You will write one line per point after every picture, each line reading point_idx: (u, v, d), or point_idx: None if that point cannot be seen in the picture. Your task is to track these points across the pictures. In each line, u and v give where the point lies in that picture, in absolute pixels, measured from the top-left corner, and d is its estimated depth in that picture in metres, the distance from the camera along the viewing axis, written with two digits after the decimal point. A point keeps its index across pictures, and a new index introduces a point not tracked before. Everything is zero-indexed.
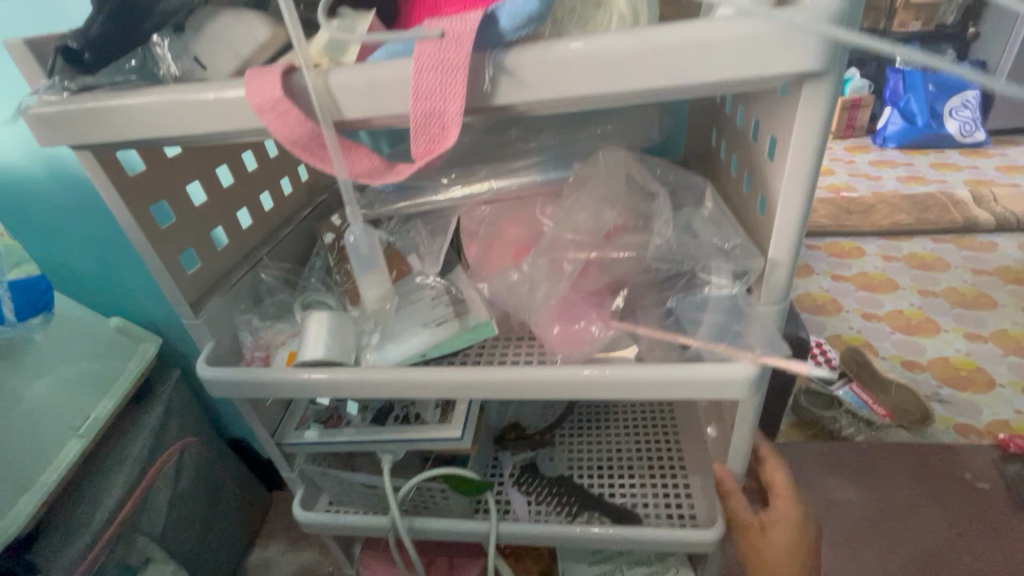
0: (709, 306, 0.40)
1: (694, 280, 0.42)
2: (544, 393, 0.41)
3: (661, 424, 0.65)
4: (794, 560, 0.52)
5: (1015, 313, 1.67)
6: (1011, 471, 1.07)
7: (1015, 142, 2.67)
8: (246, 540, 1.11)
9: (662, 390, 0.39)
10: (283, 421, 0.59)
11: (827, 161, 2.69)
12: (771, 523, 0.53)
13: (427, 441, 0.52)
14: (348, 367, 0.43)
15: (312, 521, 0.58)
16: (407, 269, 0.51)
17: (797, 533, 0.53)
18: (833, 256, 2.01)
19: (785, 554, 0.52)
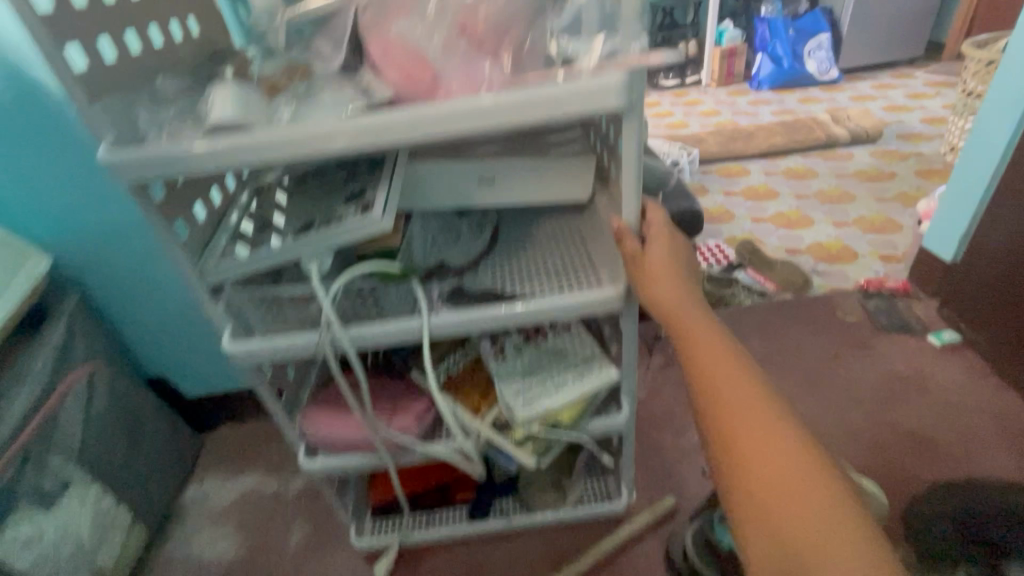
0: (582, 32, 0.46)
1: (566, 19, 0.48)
2: (451, 128, 0.45)
3: (573, 239, 0.73)
4: (670, 267, 0.55)
5: (871, 203, 1.93)
6: (873, 304, 1.25)
7: (862, 76, 3.05)
8: (178, 477, 1.05)
9: (551, 109, 0.44)
10: (204, 254, 0.59)
11: (712, 103, 2.94)
12: (650, 240, 0.57)
13: (352, 233, 0.54)
14: (262, 129, 0.46)
15: (243, 350, 0.58)
16: (312, 72, 0.53)
17: (677, 253, 0.57)
18: (724, 178, 2.22)
19: (664, 263, 0.55)
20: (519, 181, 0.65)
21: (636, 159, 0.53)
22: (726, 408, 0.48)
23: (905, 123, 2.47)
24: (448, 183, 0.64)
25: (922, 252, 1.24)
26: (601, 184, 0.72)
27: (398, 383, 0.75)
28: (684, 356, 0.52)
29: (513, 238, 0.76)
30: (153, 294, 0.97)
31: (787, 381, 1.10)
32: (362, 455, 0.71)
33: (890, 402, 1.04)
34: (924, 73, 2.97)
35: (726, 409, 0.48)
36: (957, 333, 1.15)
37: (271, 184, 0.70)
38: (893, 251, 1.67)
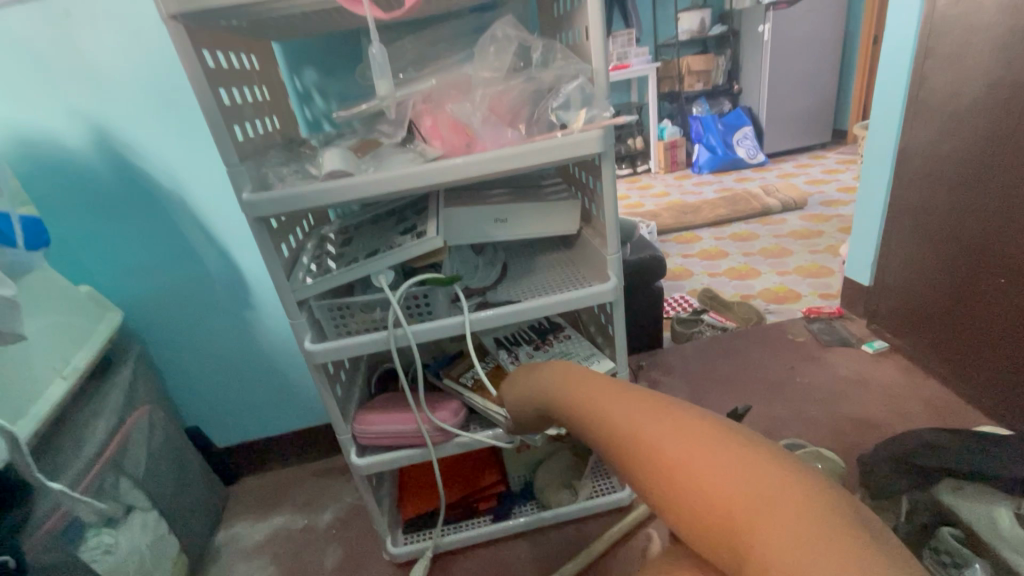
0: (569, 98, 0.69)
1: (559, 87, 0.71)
2: (490, 167, 0.67)
3: (567, 266, 0.94)
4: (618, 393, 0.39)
5: (806, 255, 2.25)
6: (815, 326, 1.48)
7: (784, 159, 3.58)
8: (212, 521, 1.11)
9: (557, 151, 0.67)
10: (292, 279, 0.77)
11: (662, 186, 3.38)
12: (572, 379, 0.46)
13: (412, 251, 0.74)
14: (356, 175, 0.66)
15: (322, 350, 0.74)
16: (381, 144, 0.76)
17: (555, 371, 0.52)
18: (680, 244, 2.54)
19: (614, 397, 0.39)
20: (526, 220, 0.88)
21: (611, 190, 0.75)
22: (666, 465, 0.30)
23: (824, 193, 2.91)
24: (472, 223, 0.85)
25: (846, 281, 1.50)
26: (585, 221, 0.94)
27: (433, 390, 0.91)
28: (612, 450, 0.35)
29: (519, 270, 0.97)
30: (204, 345, 1.11)
31: (753, 392, 1.28)
32: (408, 449, 0.85)
33: (840, 399, 1.22)
34: (834, 154, 3.52)
35: (651, 473, 0.31)
36: (884, 342, 1.37)
37: (329, 236, 0.90)
38: (829, 290, 1.95)
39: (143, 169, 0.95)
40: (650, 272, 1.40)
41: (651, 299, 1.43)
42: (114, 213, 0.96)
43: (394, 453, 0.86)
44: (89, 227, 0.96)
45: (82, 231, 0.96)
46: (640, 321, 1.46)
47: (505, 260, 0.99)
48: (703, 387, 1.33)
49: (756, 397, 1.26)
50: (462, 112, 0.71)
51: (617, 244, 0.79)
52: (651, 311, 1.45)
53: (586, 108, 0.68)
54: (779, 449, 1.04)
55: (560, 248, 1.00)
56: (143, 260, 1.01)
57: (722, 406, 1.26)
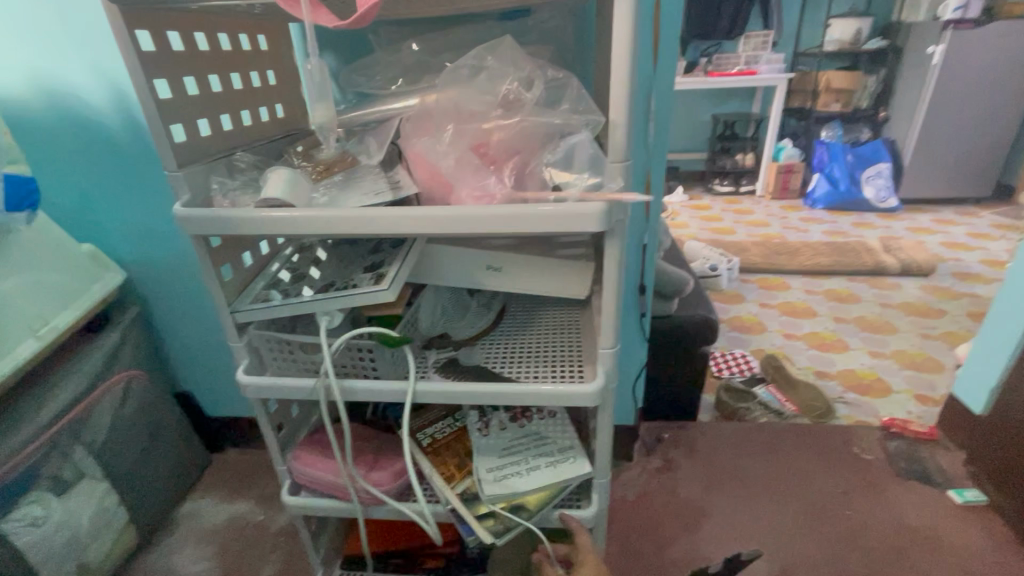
0: (577, 153, 0.53)
1: (568, 135, 0.55)
2: (453, 226, 0.53)
3: (568, 332, 0.79)
4: None
5: (913, 338, 1.86)
6: (894, 445, 1.19)
7: (922, 208, 3.02)
8: (180, 490, 1.12)
9: (539, 222, 0.52)
10: (241, 296, 0.69)
11: (762, 215, 2.98)
12: None
13: (362, 297, 0.62)
14: (300, 207, 0.56)
15: (250, 383, 0.67)
16: (356, 162, 0.64)
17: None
18: (762, 289, 2.21)
19: None
20: (526, 275, 0.73)
21: (616, 274, 0.58)
22: None
23: (962, 262, 2.40)
24: (459, 266, 0.72)
25: (951, 399, 1.19)
26: (601, 286, 0.77)
27: (388, 435, 0.81)
28: None
29: (515, 323, 0.82)
30: (201, 318, 1.08)
31: (785, 511, 1.05)
32: (337, 500, 0.76)
33: (896, 556, 0.96)
34: (989, 214, 2.91)
35: None
36: (981, 494, 1.07)
37: (312, 245, 0.81)
38: (930, 392, 1.59)
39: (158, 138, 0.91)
40: (695, 336, 1.19)
41: (690, 365, 1.22)
42: (125, 176, 0.94)
43: (324, 498, 0.78)
44: (101, 185, 0.95)
45: (94, 187, 0.95)
46: (673, 386, 1.25)
47: (504, 305, 0.85)
48: (726, 486, 1.11)
49: (787, 521, 1.03)
50: (442, 146, 0.57)
51: (614, 337, 0.62)
52: (688, 379, 1.24)
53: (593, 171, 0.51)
54: None
55: (572, 306, 0.84)
56: (148, 226, 0.98)
57: (741, 518, 1.05)
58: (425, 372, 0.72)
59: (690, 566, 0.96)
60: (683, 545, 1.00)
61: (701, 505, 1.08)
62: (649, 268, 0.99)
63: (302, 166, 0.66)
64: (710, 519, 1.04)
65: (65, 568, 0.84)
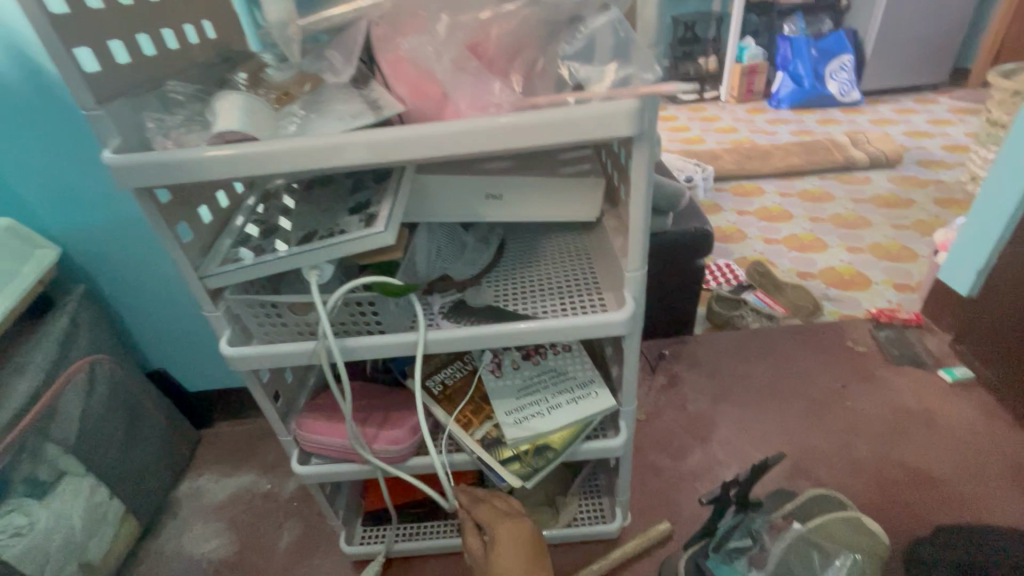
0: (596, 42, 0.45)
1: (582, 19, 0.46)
2: (457, 147, 0.45)
3: (580, 259, 0.72)
4: None
5: (886, 229, 1.90)
6: (884, 334, 1.23)
7: (883, 99, 3.00)
8: (174, 471, 1.06)
9: (562, 131, 0.44)
10: (207, 259, 0.59)
11: (730, 120, 2.91)
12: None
13: (355, 243, 0.54)
14: (265, 140, 0.46)
15: (239, 355, 0.59)
16: (322, 81, 0.53)
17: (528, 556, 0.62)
18: (738, 196, 2.18)
19: None
20: (531, 200, 0.65)
21: (644, 186, 0.52)
22: None
23: (926, 149, 2.43)
24: (457, 198, 0.63)
25: (937, 284, 1.21)
26: (610, 204, 0.71)
27: (397, 390, 0.76)
28: None
29: (518, 255, 0.76)
30: (163, 290, 0.97)
31: (790, 411, 1.08)
32: (353, 463, 0.72)
33: (896, 438, 1.01)
34: (947, 98, 2.92)
35: None
36: (968, 370, 1.12)
37: (278, 190, 0.70)
38: (907, 280, 1.63)
39: (58, 79, 0.76)
40: (692, 249, 1.15)
41: (687, 280, 1.20)
42: (36, 133, 0.79)
43: (339, 462, 0.73)
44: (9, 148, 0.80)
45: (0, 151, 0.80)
46: (671, 303, 1.23)
47: (503, 237, 0.78)
48: (732, 394, 1.13)
49: (792, 419, 1.06)
50: (429, 48, 0.47)
51: (642, 258, 0.56)
52: (686, 294, 1.22)
53: (620, 62, 0.44)
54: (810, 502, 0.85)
55: (576, 230, 0.78)
56: (77, 190, 0.85)
57: (750, 422, 1.07)
58: (432, 319, 0.66)
59: (708, 473, 0.98)
60: (698, 455, 1.02)
61: (710, 415, 1.09)
62: None
63: (253, 92, 0.54)
64: (720, 427, 1.06)
65: (66, 570, 0.78)
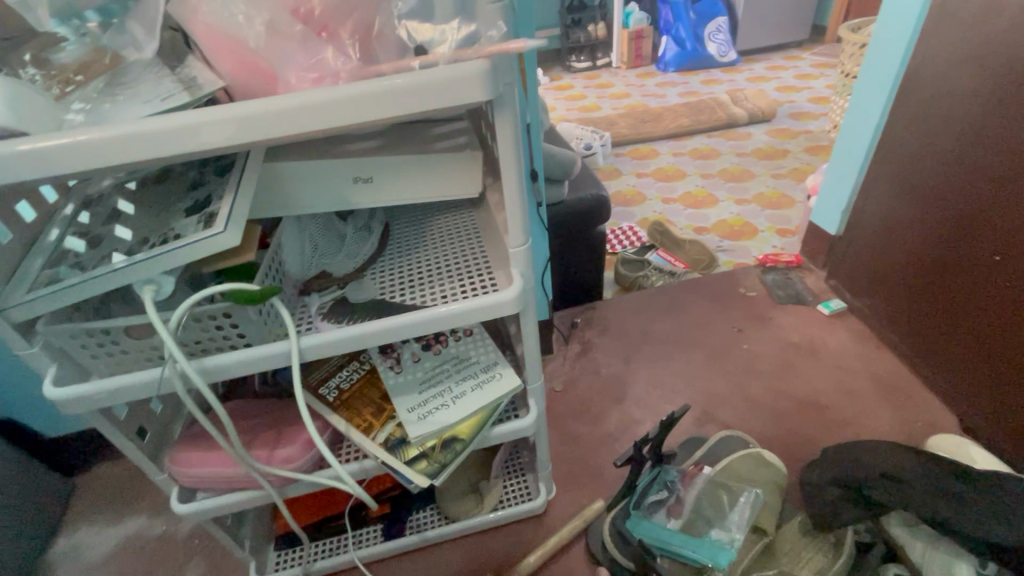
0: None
1: None
2: (288, 127, 0.39)
3: (469, 239, 0.69)
4: None
5: (767, 180, 2.04)
6: (771, 278, 1.32)
7: (757, 58, 3.20)
8: (42, 531, 0.91)
9: (407, 100, 0.39)
10: (7, 286, 0.48)
11: (623, 85, 2.98)
12: None
13: (192, 249, 0.46)
14: (39, 135, 0.37)
15: (72, 396, 0.50)
16: (121, 58, 0.44)
17: None
18: (636, 159, 2.25)
19: None
20: (405, 180, 0.60)
21: (513, 157, 0.49)
22: None
23: (796, 103, 2.63)
24: (319, 185, 0.57)
25: (811, 226, 1.32)
26: (493, 178, 0.67)
27: (287, 403, 0.69)
28: None
29: (404, 241, 0.71)
30: None
31: (695, 361, 1.13)
32: (243, 491, 0.65)
33: (786, 372, 1.10)
34: (809, 55, 3.18)
35: None
36: (842, 302, 1.24)
37: (103, 194, 0.59)
38: (787, 225, 1.77)
39: None
40: (591, 216, 1.15)
41: (590, 247, 1.20)
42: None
43: (228, 493, 0.66)
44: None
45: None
46: (577, 272, 1.24)
47: (387, 224, 0.72)
48: (642, 353, 1.16)
49: (698, 369, 1.11)
50: (243, 11, 0.40)
51: (524, 233, 0.54)
52: (591, 260, 1.23)
53: (463, 18, 0.39)
54: (718, 443, 0.91)
55: (464, 208, 0.74)
56: None
57: (660, 377, 1.11)
58: (310, 323, 0.60)
59: (626, 433, 1.01)
60: (615, 417, 1.04)
61: (624, 376, 1.12)
62: (537, 152, 0.90)
63: (29, 76, 0.44)
64: (634, 386, 1.09)
65: None
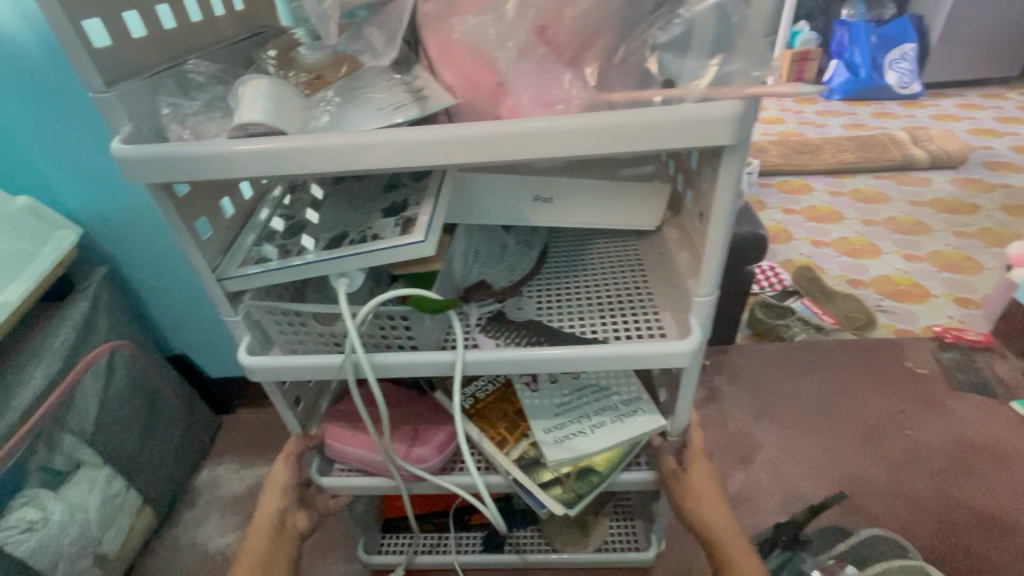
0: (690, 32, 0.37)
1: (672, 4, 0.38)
2: (516, 152, 0.38)
3: (633, 270, 0.65)
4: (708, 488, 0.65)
5: (948, 237, 1.76)
6: (948, 357, 1.13)
7: (946, 92, 2.78)
8: (193, 460, 1.03)
9: (644, 137, 0.36)
10: (227, 258, 0.53)
11: (776, 110, 2.73)
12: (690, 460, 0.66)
13: (391, 251, 0.47)
14: (294, 135, 0.39)
15: (258, 366, 0.54)
16: (359, 65, 0.46)
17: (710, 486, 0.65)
18: (784, 193, 2.05)
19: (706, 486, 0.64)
20: (585, 205, 0.58)
21: (729, 201, 0.44)
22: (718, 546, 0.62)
23: (994, 149, 2.24)
24: (501, 200, 0.56)
25: (1014, 305, 1.10)
26: (672, 212, 0.63)
27: (424, 399, 0.71)
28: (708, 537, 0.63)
29: (562, 262, 0.69)
30: (182, 274, 0.92)
31: (843, 436, 1.00)
32: (374, 477, 0.67)
33: (961, 475, 0.93)
34: (1016, 93, 2.70)
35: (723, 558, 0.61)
36: None
37: (306, 180, 0.64)
38: (969, 295, 1.51)
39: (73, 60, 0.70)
40: (744, 255, 1.05)
41: (734, 288, 1.10)
42: (38, 101, 0.72)
43: (361, 475, 0.69)
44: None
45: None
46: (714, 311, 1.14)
47: (546, 242, 0.71)
48: (778, 414, 1.04)
49: (845, 447, 0.98)
50: (486, 32, 0.40)
51: (714, 283, 0.49)
52: (732, 302, 1.13)
53: (724, 55, 0.35)
54: (868, 541, 0.79)
55: (627, 236, 0.70)
56: (87, 165, 0.78)
57: (798, 446, 0.99)
58: (468, 333, 0.60)
59: (751, 501, 0.91)
60: (740, 479, 0.95)
61: (754, 435, 1.01)
62: None
63: (280, 74, 0.48)
64: (765, 450, 0.99)
65: (81, 563, 0.77)
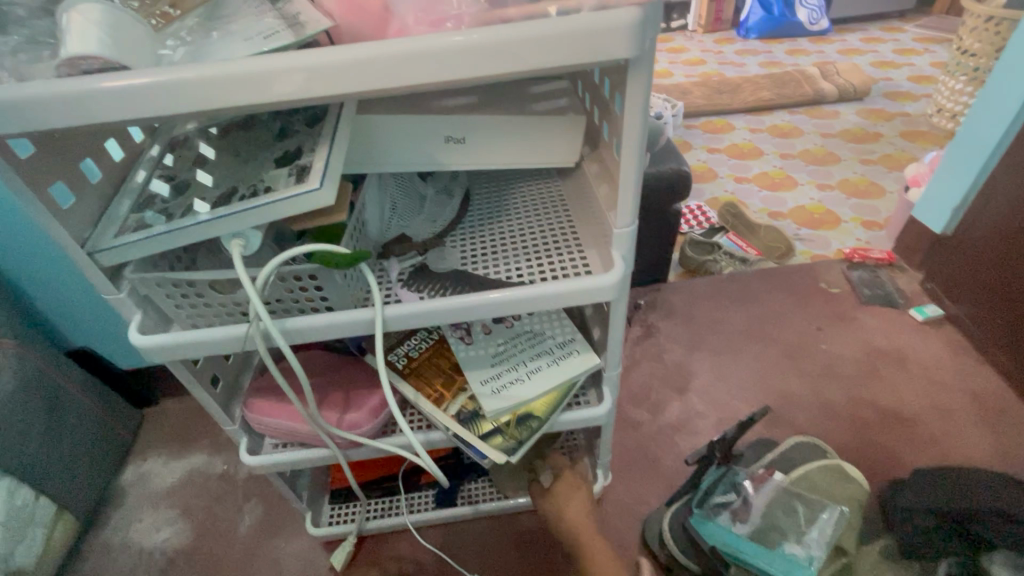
0: None
1: None
2: (406, 80, 0.35)
3: (558, 210, 0.63)
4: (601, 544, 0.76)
5: (855, 165, 1.87)
6: (857, 275, 1.21)
7: (851, 28, 2.89)
8: (114, 458, 0.95)
9: (539, 54, 0.34)
10: (101, 229, 0.47)
11: (697, 51, 2.75)
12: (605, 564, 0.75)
13: (287, 206, 0.43)
14: (139, 69, 0.34)
15: (156, 344, 0.49)
16: None
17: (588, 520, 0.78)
18: (708, 133, 2.10)
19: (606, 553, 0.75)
20: (498, 142, 0.54)
21: (639, 123, 0.43)
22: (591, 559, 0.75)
23: (893, 80, 2.38)
24: (407, 143, 0.52)
25: (910, 222, 1.19)
26: (590, 147, 0.61)
27: (356, 363, 0.68)
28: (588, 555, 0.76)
29: (484, 207, 0.66)
30: (54, 253, 0.82)
31: (768, 357, 1.06)
32: (309, 449, 0.64)
33: (869, 380, 1.02)
34: (912, 26, 2.85)
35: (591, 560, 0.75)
36: (938, 308, 1.13)
37: (188, 136, 0.56)
38: (874, 218, 1.62)
39: None
40: (671, 196, 1.06)
41: (665, 228, 1.12)
42: None
43: (294, 448, 0.66)
44: None
45: None
46: (648, 251, 1.16)
47: (467, 188, 0.67)
48: (710, 343, 1.09)
49: (770, 367, 1.04)
50: None
51: (631, 214, 0.49)
52: (663, 241, 1.14)
53: None
54: (791, 448, 0.84)
55: (550, 175, 0.68)
56: None
57: (728, 371, 1.04)
58: (390, 289, 0.57)
59: (688, 426, 0.96)
60: (677, 408, 0.99)
61: (688, 365, 1.06)
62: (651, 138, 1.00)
63: None
64: (699, 377, 1.04)
65: None
